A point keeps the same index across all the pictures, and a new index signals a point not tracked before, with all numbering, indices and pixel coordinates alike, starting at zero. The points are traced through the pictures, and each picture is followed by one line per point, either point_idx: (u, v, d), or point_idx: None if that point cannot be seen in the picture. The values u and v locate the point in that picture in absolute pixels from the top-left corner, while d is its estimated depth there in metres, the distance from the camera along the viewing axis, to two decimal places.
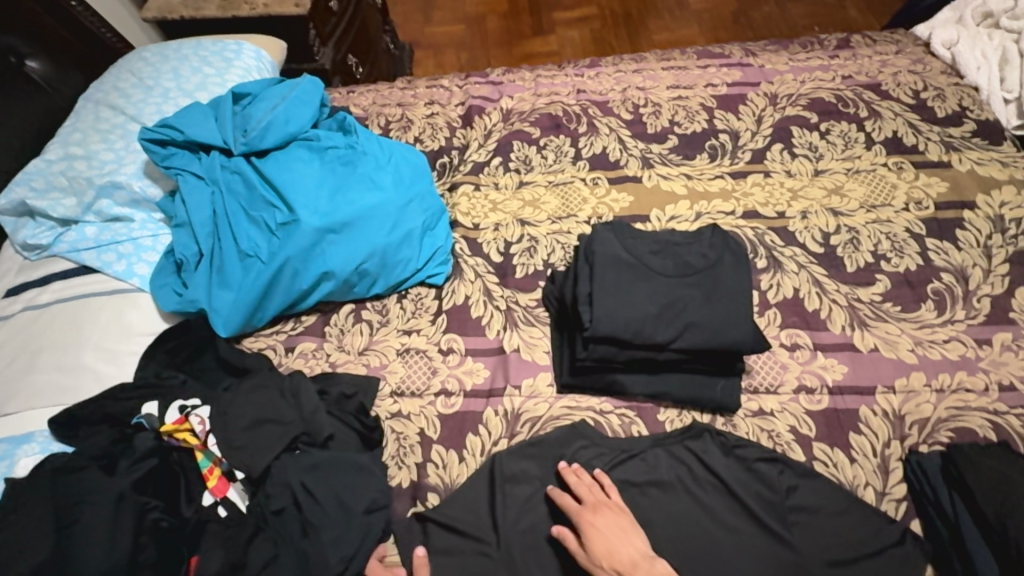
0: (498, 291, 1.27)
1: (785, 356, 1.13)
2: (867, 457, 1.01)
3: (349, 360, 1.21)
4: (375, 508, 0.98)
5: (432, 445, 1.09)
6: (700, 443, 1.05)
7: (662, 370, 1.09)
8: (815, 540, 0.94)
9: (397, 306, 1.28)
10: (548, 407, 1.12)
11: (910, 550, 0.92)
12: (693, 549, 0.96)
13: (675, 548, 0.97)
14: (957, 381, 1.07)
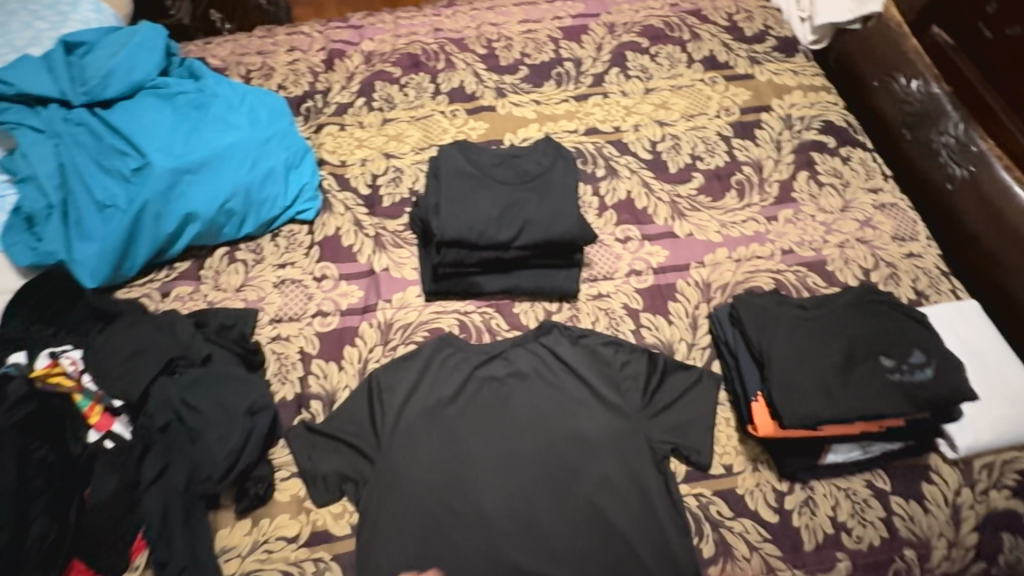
0: (367, 220, 1.37)
1: (619, 247, 1.32)
2: (680, 318, 1.23)
3: (226, 297, 1.27)
4: (254, 410, 1.08)
5: (312, 359, 1.20)
6: (552, 337, 1.20)
7: (513, 269, 1.25)
8: (643, 395, 1.13)
9: (271, 244, 1.34)
10: (418, 314, 1.25)
11: (709, 382, 1.14)
12: (547, 422, 1.11)
13: (533, 423, 1.11)
14: (751, 251, 1.30)
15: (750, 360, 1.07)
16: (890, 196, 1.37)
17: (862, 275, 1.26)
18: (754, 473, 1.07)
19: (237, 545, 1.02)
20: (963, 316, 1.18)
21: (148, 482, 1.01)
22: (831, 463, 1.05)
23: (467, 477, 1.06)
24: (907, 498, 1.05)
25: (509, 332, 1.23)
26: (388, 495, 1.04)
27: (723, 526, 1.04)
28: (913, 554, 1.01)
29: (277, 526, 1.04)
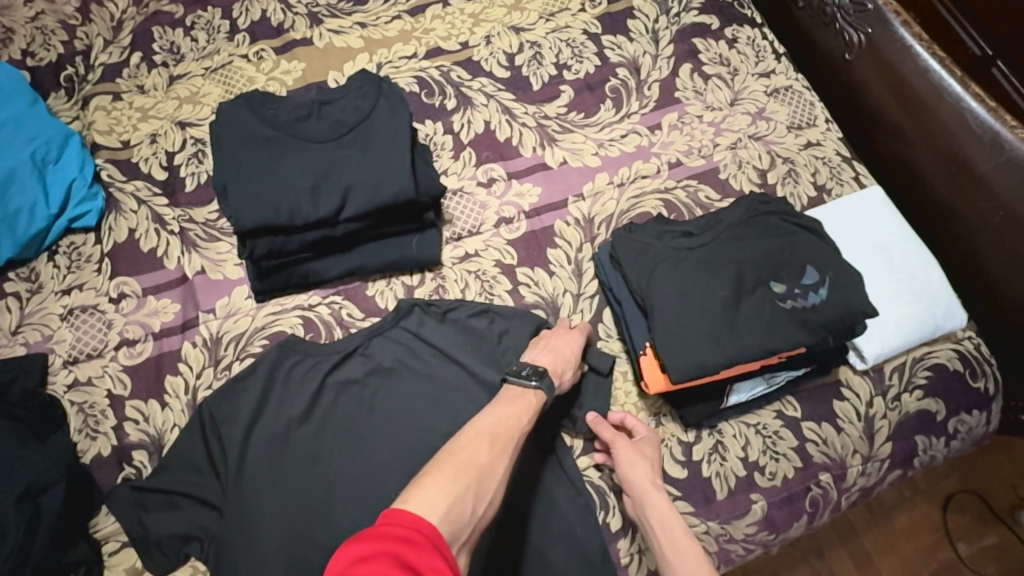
0: (169, 214, 1.09)
1: (482, 193, 1.10)
2: (562, 267, 1.06)
3: (0, 344, 1.00)
4: (34, 493, 0.84)
5: (125, 403, 0.97)
6: (414, 319, 1.02)
7: (354, 246, 1.02)
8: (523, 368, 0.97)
9: (49, 265, 1.05)
10: (251, 319, 1.02)
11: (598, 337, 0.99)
12: (422, 418, 0.96)
13: (405, 423, 0.96)
14: (635, 171, 1.11)
15: (635, 307, 0.93)
16: (784, 78, 1.18)
17: (758, 178, 1.10)
18: (658, 429, 0.96)
19: None
20: (866, 207, 1.05)
21: None
22: (735, 404, 0.94)
23: (335, 503, 0.90)
24: (819, 421, 0.96)
25: (365, 320, 1.03)
26: (244, 550, 0.88)
27: None
28: (828, 478, 0.95)
29: None
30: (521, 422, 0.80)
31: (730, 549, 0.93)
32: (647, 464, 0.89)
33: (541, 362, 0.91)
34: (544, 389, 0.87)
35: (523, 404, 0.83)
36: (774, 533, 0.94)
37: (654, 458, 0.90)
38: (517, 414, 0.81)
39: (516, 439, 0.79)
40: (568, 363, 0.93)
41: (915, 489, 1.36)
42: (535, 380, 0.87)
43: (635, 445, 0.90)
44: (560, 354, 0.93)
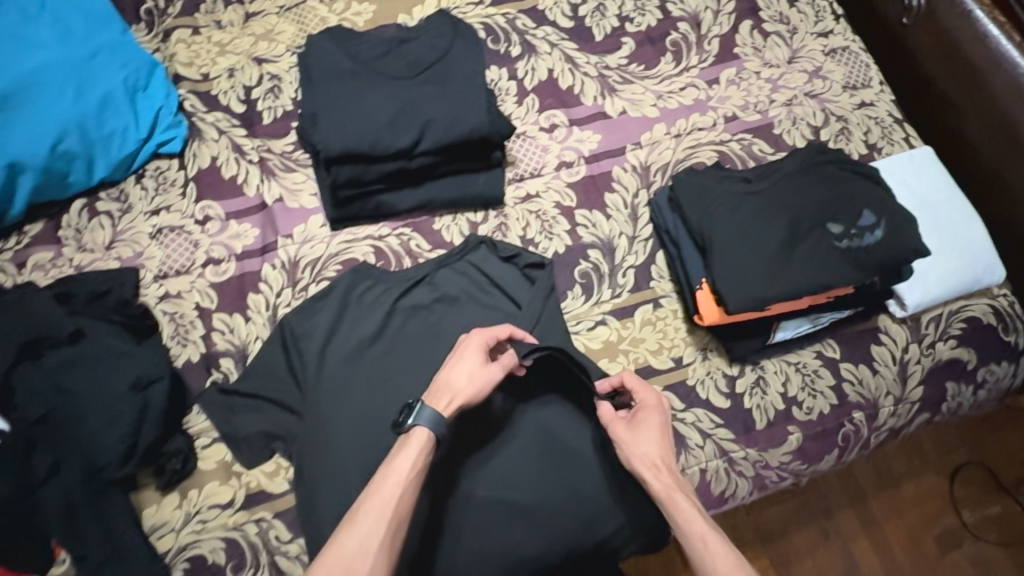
0: (248, 145, 1.15)
1: (544, 138, 1.15)
2: (618, 211, 1.11)
3: (96, 258, 1.08)
4: (144, 383, 0.94)
5: (212, 314, 1.05)
6: (479, 254, 1.08)
7: (424, 181, 1.08)
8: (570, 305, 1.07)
9: (137, 188, 1.12)
10: (326, 246, 1.09)
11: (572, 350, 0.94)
12: None
13: None
14: (691, 123, 1.16)
15: (692, 246, 0.98)
16: (841, 39, 1.21)
17: (811, 134, 1.14)
18: (704, 362, 1.03)
19: (169, 521, 0.95)
20: (915, 166, 1.09)
21: (42, 478, 0.89)
22: (779, 340, 1.01)
23: None
24: (856, 363, 1.02)
25: (432, 252, 1.10)
26: (323, 448, 0.96)
27: (676, 419, 1.00)
28: (861, 416, 1.01)
29: (208, 495, 0.96)
30: (396, 481, 0.80)
31: (766, 475, 1.00)
32: (631, 447, 0.89)
33: (434, 392, 0.87)
34: (425, 425, 0.83)
35: (409, 449, 0.82)
36: (807, 464, 1.01)
37: (645, 433, 0.90)
38: (403, 468, 0.81)
39: (405, 491, 0.80)
40: (472, 382, 0.87)
41: (923, 458, 1.43)
42: (420, 415, 0.84)
43: (619, 430, 0.91)
44: (455, 378, 0.87)
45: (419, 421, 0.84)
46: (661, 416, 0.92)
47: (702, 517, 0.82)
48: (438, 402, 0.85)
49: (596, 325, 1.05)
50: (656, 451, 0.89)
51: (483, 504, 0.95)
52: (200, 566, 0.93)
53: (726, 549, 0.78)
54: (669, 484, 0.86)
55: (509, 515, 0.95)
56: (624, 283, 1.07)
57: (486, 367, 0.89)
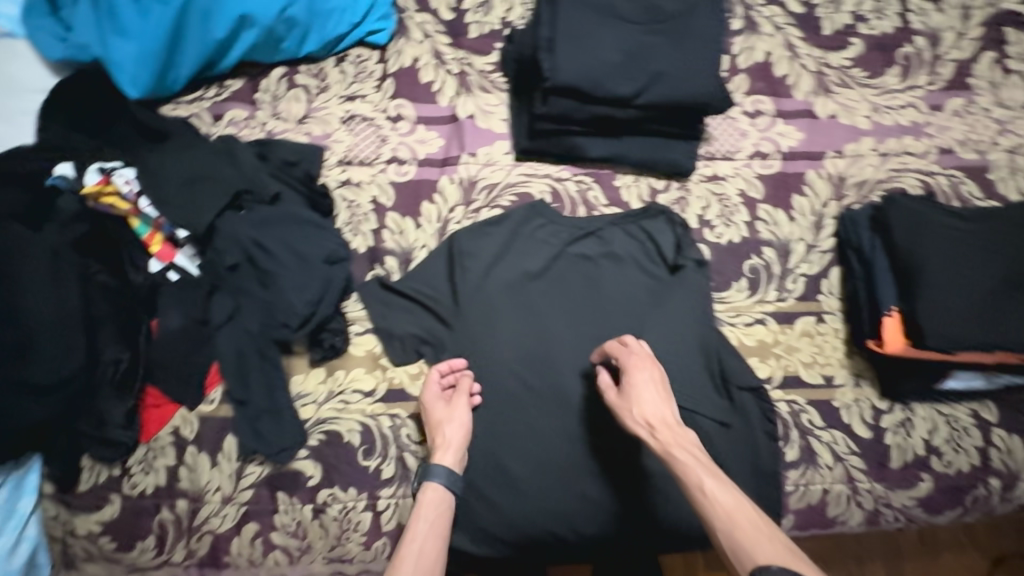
0: (449, 54, 1.14)
1: (746, 122, 1.11)
2: (804, 215, 1.08)
3: (288, 128, 1.10)
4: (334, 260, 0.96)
5: (386, 212, 1.07)
6: (656, 223, 1.06)
7: (623, 134, 1.05)
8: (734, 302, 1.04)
9: (336, 70, 1.13)
10: (505, 174, 1.09)
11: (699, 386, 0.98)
12: (632, 317, 1.01)
13: (618, 315, 1.02)
14: (902, 145, 1.10)
15: (888, 271, 0.95)
16: None
17: None
18: (855, 389, 1.01)
19: (313, 393, 0.99)
20: None
21: (221, 322, 0.93)
22: (947, 388, 0.98)
23: (552, 358, 1.00)
24: (1009, 431, 1.00)
25: (607, 208, 1.09)
26: (470, 367, 1.00)
27: (812, 435, 0.99)
28: (998, 484, 0.99)
29: (353, 379, 1.01)
30: (414, 535, 0.84)
31: (884, 514, 0.99)
32: (624, 411, 0.89)
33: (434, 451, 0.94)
34: (437, 479, 0.91)
35: (424, 506, 0.88)
36: (929, 514, 0.99)
37: (636, 390, 0.89)
38: (419, 525, 0.86)
39: (428, 543, 0.84)
40: (458, 431, 0.95)
41: None
42: (430, 478, 0.91)
43: (613, 397, 0.91)
44: (444, 430, 0.94)
45: (430, 482, 0.91)
46: (650, 371, 0.90)
47: (705, 472, 0.80)
48: (445, 459, 0.92)
49: (754, 322, 1.04)
50: (650, 409, 0.87)
51: (606, 457, 0.99)
52: (335, 440, 0.98)
53: (729, 504, 0.76)
54: (667, 440, 0.84)
55: (629, 476, 0.99)
56: (792, 290, 1.05)
57: (452, 406, 0.96)
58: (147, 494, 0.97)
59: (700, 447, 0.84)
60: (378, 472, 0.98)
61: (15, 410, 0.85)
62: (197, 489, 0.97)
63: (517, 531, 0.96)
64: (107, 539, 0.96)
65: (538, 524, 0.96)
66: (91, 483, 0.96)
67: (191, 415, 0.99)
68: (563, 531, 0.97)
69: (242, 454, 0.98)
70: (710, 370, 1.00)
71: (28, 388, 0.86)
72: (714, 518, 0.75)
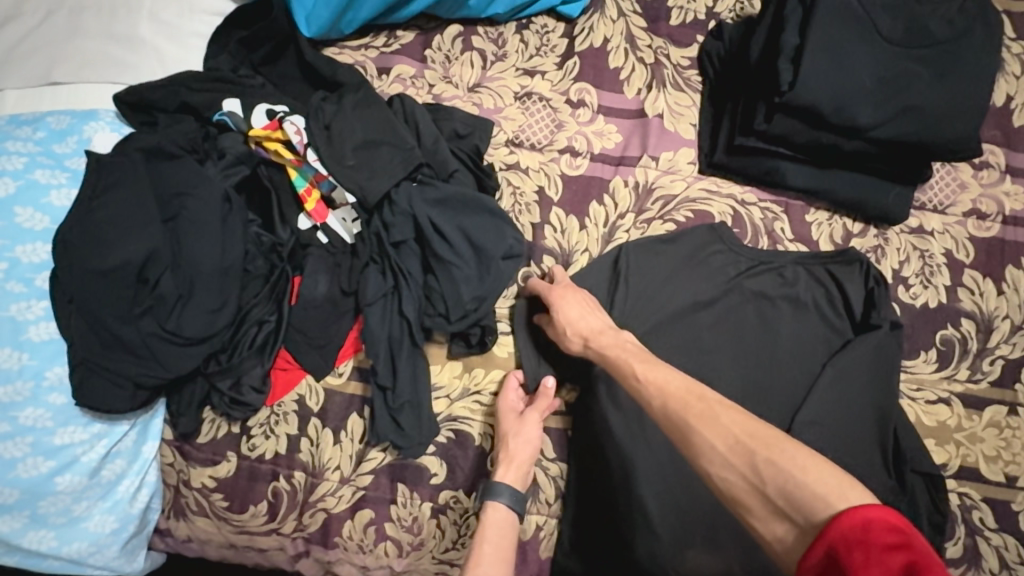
0: (645, 40, 1.01)
1: (968, 173, 0.97)
2: (1015, 291, 0.95)
3: (457, 95, 1.00)
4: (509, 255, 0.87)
5: (551, 207, 0.98)
6: (848, 270, 0.95)
7: (831, 166, 0.94)
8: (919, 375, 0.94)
9: (516, 38, 1.02)
10: (686, 186, 0.99)
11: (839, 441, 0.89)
12: (800, 371, 0.93)
13: (787, 368, 0.93)
14: None
15: None
16: None
17: None
18: None
19: (447, 387, 0.93)
20: None
21: (373, 299, 0.87)
22: None
23: None
24: None
25: (793, 243, 0.98)
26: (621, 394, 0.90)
27: (980, 534, 0.90)
28: None
29: (491, 380, 0.94)
30: (482, 562, 0.76)
31: None
32: (560, 336, 0.87)
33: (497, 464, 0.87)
34: (500, 497, 0.84)
35: (489, 529, 0.81)
36: None
37: (560, 308, 0.86)
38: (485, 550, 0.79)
39: (494, 567, 0.76)
40: (525, 447, 0.87)
41: None
42: (494, 496, 0.84)
43: (548, 330, 0.89)
44: (510, 445, 0.87)
45: (494, 502, 0.84)
46: (574, 291, 0.89)
47: (636, 360, 0.78)
48: (507, 477, 0.86)
49: (938, 400, 0.93)
50: (579, 322, 0.85)
51: None
52: (465, 441, 0.92)
53: (660, 380, 0.73)
54: (602, 344, 0.82)
55: None
56: (987, 372, 0.94)
57: (523, 420, 0.89)
58: (265, 459, 0.93)
59: (635, 341, 0.82)
60: None
61: (163, 359, 0.81)
62: (316, 464, 0.93)
63: None
64: (219, 496, 0.93)
65: None
66: (210, 437, 0.92)
67: (317, 385, 0.93)
68: None
69: (367, 438, 0.92)
70: (885, 447, 0.90)
71: (179, 339, 0.82)
72: (651, 399, 0.72)
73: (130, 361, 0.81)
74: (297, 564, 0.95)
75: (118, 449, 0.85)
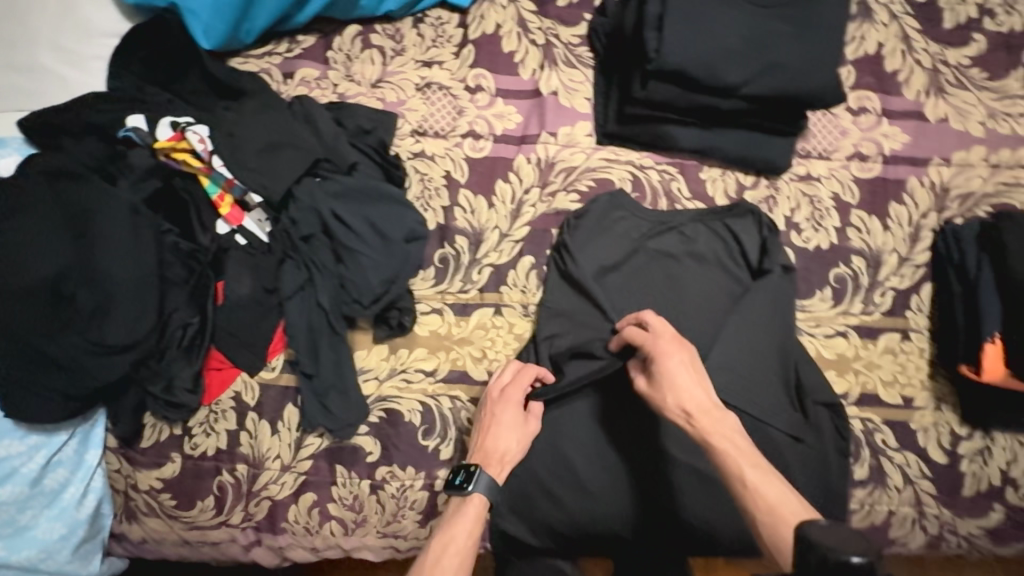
0: (534, 22, 1.06)
1: (848, 120, 1.03)
2: (900, 225, 1.01)
3: (361, 92, 1.05)
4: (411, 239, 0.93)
5: (459, 189, 1.02)
6: (743, 222, 1.00)
7: (718, 126, 0.99)
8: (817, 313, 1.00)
9: (413, 32, 1.06)
10: (585, 158, 1.04)
11: (745, 382, 0.94)
12: (707, 322, 0.98)
13: (694, 320, 0.98)
14: (1016, 157, 1.02)
15: (994, 292, 0.91)
16: None
17: None
18: (935, 412, 0.97)
19: (375, 369, 0.98)
20: None
21: (291, 292, 0.93)
22: None
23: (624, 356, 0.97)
24: None
25: (691, 201, 1.03)
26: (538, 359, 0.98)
27: (884, 454, 0.96)
28: None
29: (416, 358, 0.98)
30: (449, 558, 0.79)
31: (948, 540, 0.96)
32: (659, 400, 0.84)
33: (490, 457, 0.87)
34: (483, 492, 0.84)
35: (462, 521, 0.83)
36: (994, 544, 0.96)
37: (664, 371, 0.83)
38: (451, 537, 0.81)
39: (458, 566, 0.79)
40: (510, 437, 0.89)
41: None
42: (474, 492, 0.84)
43: (643, 386, 0.86)
44: (512, 445, 0.88)
45: (472, 497, 0.84)
46: (680, 350, 0.84)
47: (749, 462, 0.77)
48: (496, 474, 0.86)
49: (835, 334, 0.99)
50: (684, 396, 0.82)
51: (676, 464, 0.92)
52: (396, 419, 0.97)
53: (773, 498, 0.73)
54: (705, 429, 0.80)
55: (699, 482, 0.94)
56: (879, 304, 1.00)
57: (526, 427, 0.90)
58: (208, 456, 0.97)
59: (739, 428, 0.80)
60: (436, 452, 0.97)
61: (90, 369, 0.85)
62: (256, 456, 0.97)
63: (579, 528, 0.95)
64: (168, 495, 0.97)
65: (603, 527, 0.95)
66: (153, 441, 0.96)
67: (252, 380, 0.98)
68: (624, 531, 0.95)
69: (303, 425, 0.97)
70: (788, 387, 0.96)
71: (104, 349, 0.85)
72: (755, 509, 0.74)
73: (58, 375, 0.85)
74: (250, 553, 0.99)
75: (60, 458, 0.90)
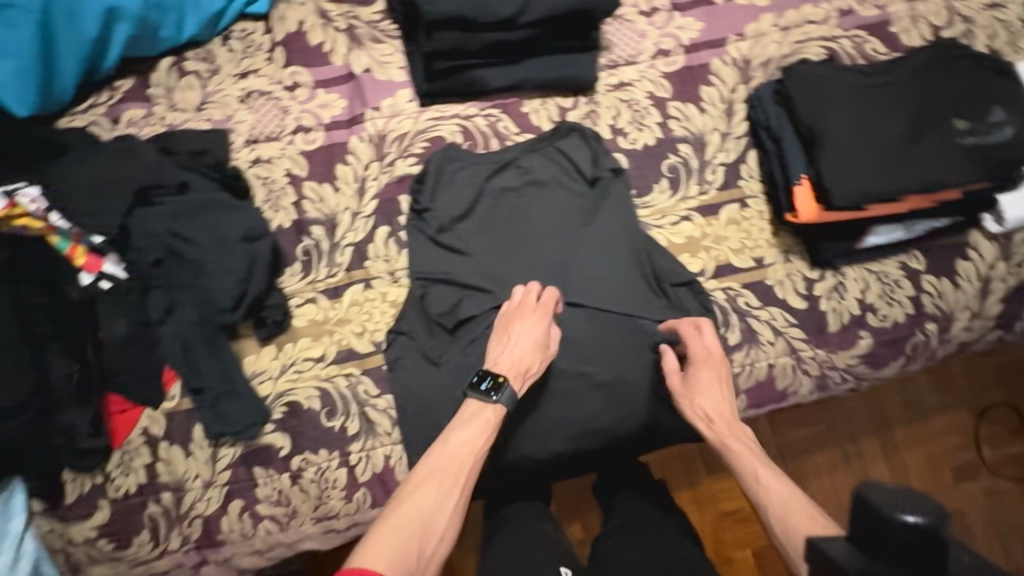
0: (333, 10, 1.11)
1: (643, 23, 1.09)
2: (714, 105, 1.07)
3: (187, 118, 1.08)
4: (254, 237, 1.00)
5: (303, 182, 1.07)
6: (570, 141, 1.06)
7: (521, 59, 1.06)
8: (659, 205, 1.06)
9: (224, 49, 1.10)
10: (413, 123, 1.08)
11: (602, 284, 1.00)
12: (560, 240, 1.02)
13: (547, 241, 1.02)
14: (802, 15, 1.09)
15: (796, 142, 1.00)
16: None
17: (931, 36, 1.08)
18: (786, 265, 1.03)
19: (267, 369, 1.02)
20: None
21: (161, 317, 0.98)
22: (870, 246, 1.02)
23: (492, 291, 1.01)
24: (939, 276, 1.03)
25: (520, 135, 1.09)
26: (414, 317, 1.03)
27: (750, 315, 1.02)
28: (934, 328, 1.02)
29: (301, 349, 1.03)
30: (465, 451, 0.83)
31: (831, 376, 1.03)
32: (685, 400, 0.93)
33: (511, 364, 0.90)
34: (506, 401, 0.88)
35: (479, 424, 0.86)
36: (873, 369, 1.03)
37: (696, 384, 0.93)
38: (469, 439, 0.84)
39: (472, 466, 0.83)
40: (529, 355, 0.92)
41: (956, 396, 1.36)
42: (501, 399, 0.88)
43: (673, 387, 0.95)
44: (529, 355, 0.92)
45: (496, 404, 0.88)
46: (710, 369, 0.94)
47: (760, 463, 0.85)
48: (515, 383, 0.90)
49: (680, 220, 1.05)
50: (709, 402, 0.92)
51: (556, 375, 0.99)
52: (298, 409, 1.02)
53: (784, 492, 0.81)
54: (723, 432, 0.89)
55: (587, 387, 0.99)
56: (712, 180, 1.06)
57: (546, 340, 0.94)
58: (131, 494, 1.00)
59: (755, 441, 0.90)
60: (343, 430, 1.01)
61: None
62: (177, 480, 1.01)
63: (491, 462, 0.99)
64: (105, 541, 1.00)
65: (513, 454, 0.99)
66: (77, 494, 1.00)
67: (156, 413, 1.01)
68: (534, 452, 0.99)
69: (212, 439, 1.01)
70: (644, 278, 1.01)
71: None
72: (768, 501, 0.81)
73: None
74: None
75: None
